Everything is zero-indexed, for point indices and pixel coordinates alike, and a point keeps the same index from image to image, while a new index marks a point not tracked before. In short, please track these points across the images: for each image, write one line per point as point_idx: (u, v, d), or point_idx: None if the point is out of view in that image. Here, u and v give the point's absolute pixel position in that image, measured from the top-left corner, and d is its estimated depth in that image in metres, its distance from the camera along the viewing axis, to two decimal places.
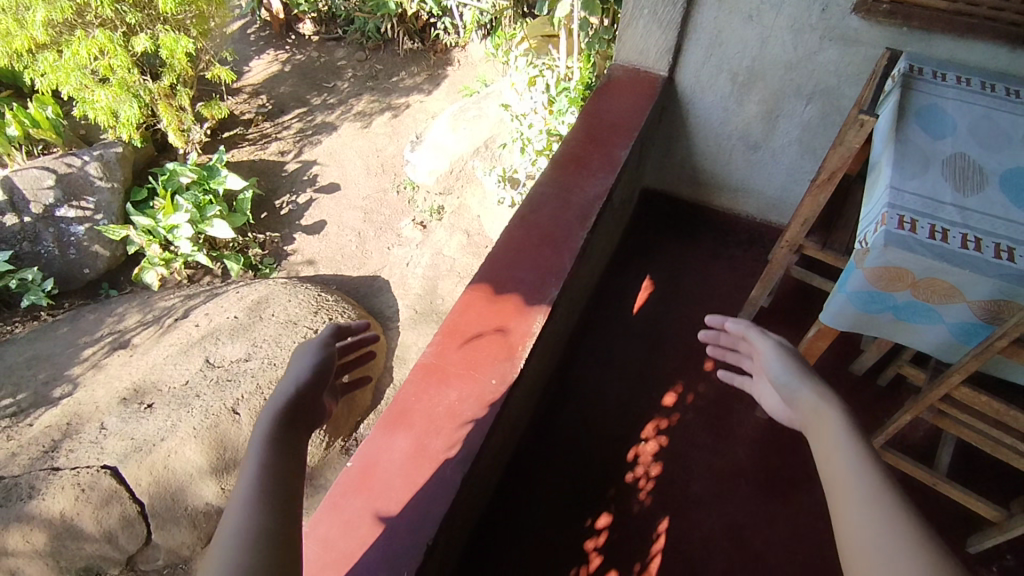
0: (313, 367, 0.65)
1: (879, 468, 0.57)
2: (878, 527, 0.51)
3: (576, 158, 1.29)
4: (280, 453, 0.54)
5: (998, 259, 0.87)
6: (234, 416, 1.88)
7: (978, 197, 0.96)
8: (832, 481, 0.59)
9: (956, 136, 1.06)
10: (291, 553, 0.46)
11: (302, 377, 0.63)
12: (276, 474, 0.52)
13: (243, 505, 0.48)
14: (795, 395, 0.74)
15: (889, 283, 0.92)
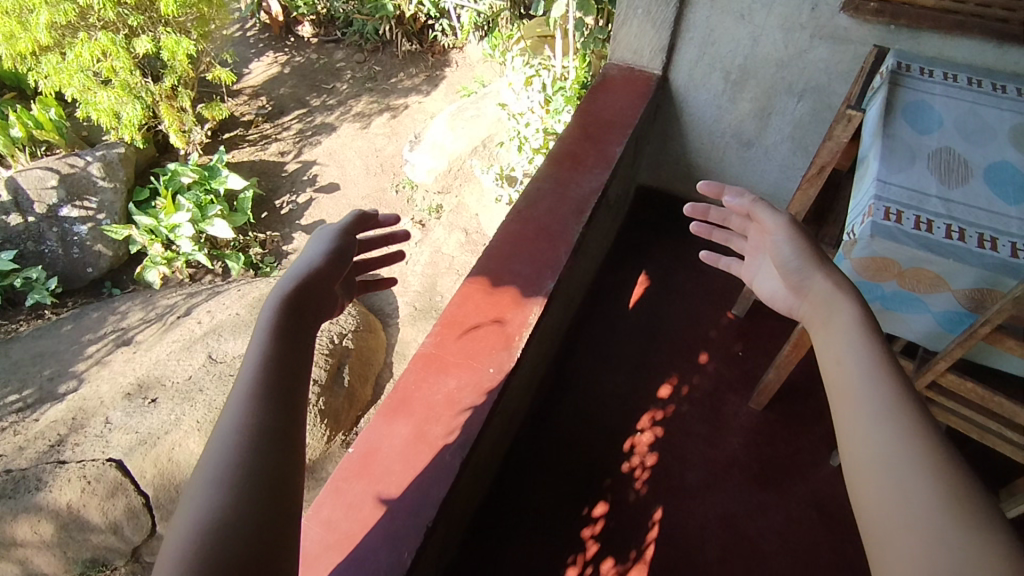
0: (328, 256, 0.66)
1: (888, 377, 0.60)
2: (882, 438, 0.55)
3: (572, 155, 1.31)
4: (286, 333, 0.56)
5: (981, 249, 0.89)
6: None
7: (963, 189, 0.98)
8: (842, 389, 0.62)
9: (941, 130, 1.09)
10: (290, 442, 0.49)
11: (316, 265, 0.64)
12: (282, 358, 0.54)
13: (245, 389, 0.51)
14: (806, 283, 0.78)
15: (876, 273, 0.94)
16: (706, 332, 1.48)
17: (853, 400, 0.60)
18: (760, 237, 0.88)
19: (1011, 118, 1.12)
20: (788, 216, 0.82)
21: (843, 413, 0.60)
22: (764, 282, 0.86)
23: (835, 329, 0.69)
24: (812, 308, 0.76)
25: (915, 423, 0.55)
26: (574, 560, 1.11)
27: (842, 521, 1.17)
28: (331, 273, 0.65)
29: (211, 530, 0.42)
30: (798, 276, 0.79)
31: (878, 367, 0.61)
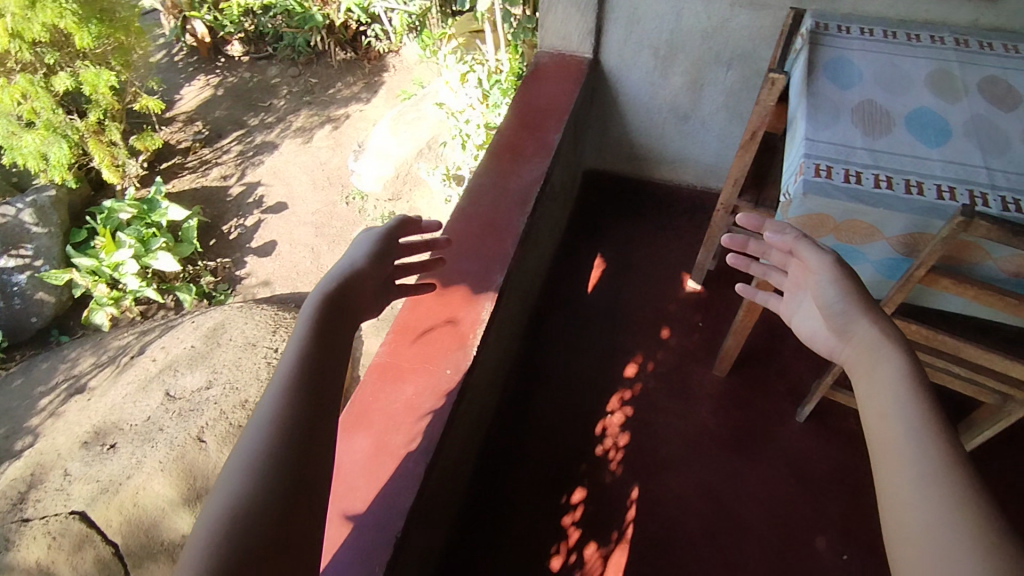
0: (367, 258, 0.68)
1: (938, 437, 0.51)
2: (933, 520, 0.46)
3: (511, 146, 1.30)
4: (325, 332, 0.57)
5: (909, 194, 0.91)
6: (201, 443, 1.82)
7: (887, 139, 1.01)
8: (884, 452, 0.54)
9: (862, 84, 1.12)
10: (318, 444, 0.50)
11: (356, 268, 0.66)
12: (317, 359, 0.55)
13: (284, 386, 0.52)
14: (851, 329, 0.69)
15: (814, 229, 0.97)
16: (665, 308, 1.49)
17: (897, 466, 0.51)
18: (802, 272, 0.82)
19: (926, 65, 1.15)
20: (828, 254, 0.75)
21: (885, 476, 0.52)
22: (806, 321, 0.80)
23: (882, 382, 0.60)
24: (857, 356, 0.67)
25: (961, 499, 0.46)
26: (558, 549, 1.11)
27: (814, 475, 1.20)
28: (369, 276, 0.66)
29: (236, 523, 0.44)
30: (839, 322, 0.71)
31: (925, 427, 0.53)
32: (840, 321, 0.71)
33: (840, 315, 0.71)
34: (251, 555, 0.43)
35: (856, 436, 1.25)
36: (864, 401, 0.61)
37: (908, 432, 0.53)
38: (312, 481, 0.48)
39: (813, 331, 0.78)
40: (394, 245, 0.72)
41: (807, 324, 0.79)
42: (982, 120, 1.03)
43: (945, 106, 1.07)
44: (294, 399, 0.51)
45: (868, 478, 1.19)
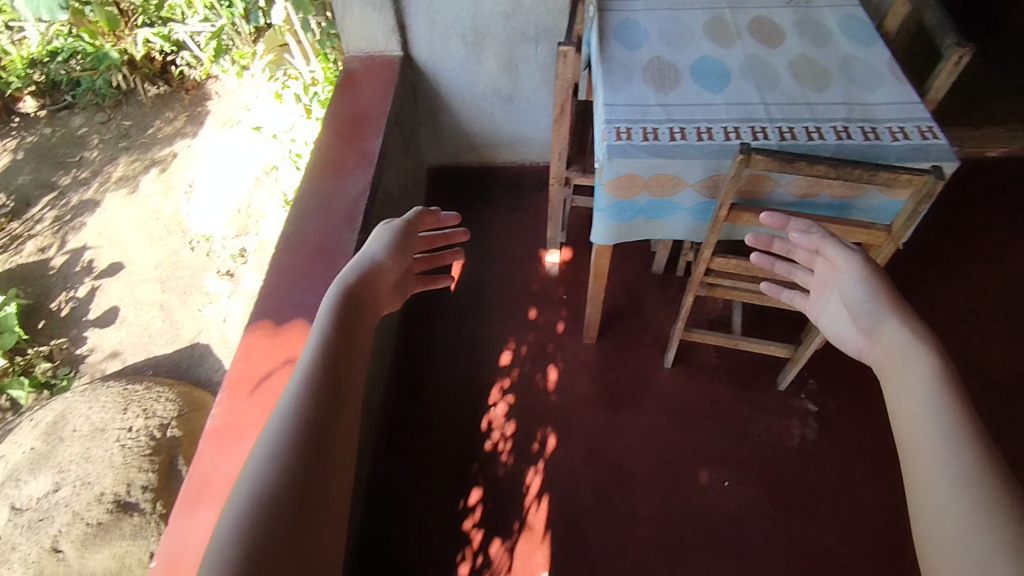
0: (388, 252, 0.70)
1: (972, 443, 0.51)
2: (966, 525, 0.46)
3: (331, 161, 1.25)
4: (345, 324, 0.58)
5: (700, 140, 0.97)
6: (58, 553, 1.36)
7: (676, 92, 1.06)
8: (917, 451, 0.54)
9: (649, 43, 1.17)
10: (338, 431, 0.49)
11: (380, 261, 0.68)
12: (342, 346, 0.55)
13: (310, 366, 0.52)
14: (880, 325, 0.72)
15: (627, 190, 1.00)
16: (529, 288, 1.51)
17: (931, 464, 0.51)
18: (828, 273, 0.87)
19: (703, 14, 1.23)
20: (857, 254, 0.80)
21: (922, 478, 0.52)
22: (832, 321, 0.85)
23: (908, 378, 0.61)
24: (889, 356, 0.68)
25: (995, 502, 0.46)
26: (464, 556, 1.10)
27: (688, 415, 1.27)
28: (387, 269, 0.68)
29: (264, 499, 0.42)
30: (866, 319, 0.75)
31: (951, 429, 0.53)
32: (866, 317, 0.74)
33: (866, 312, 0.74)
34: (280, 528, 0.41)
35: (719, 368, 1.34)
36: (897, 400, 0.61)
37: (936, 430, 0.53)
38: (335, 460, 0.47)
39: (841, 330, 0.82)
40: (412, 237, 0.76)
41: (834, 320, 0.84)
42: (754, 60, 1.12)
43: (722, 51, 1.14)
44: (318, 380, 0.51)
45: (735, 404, 1.28)
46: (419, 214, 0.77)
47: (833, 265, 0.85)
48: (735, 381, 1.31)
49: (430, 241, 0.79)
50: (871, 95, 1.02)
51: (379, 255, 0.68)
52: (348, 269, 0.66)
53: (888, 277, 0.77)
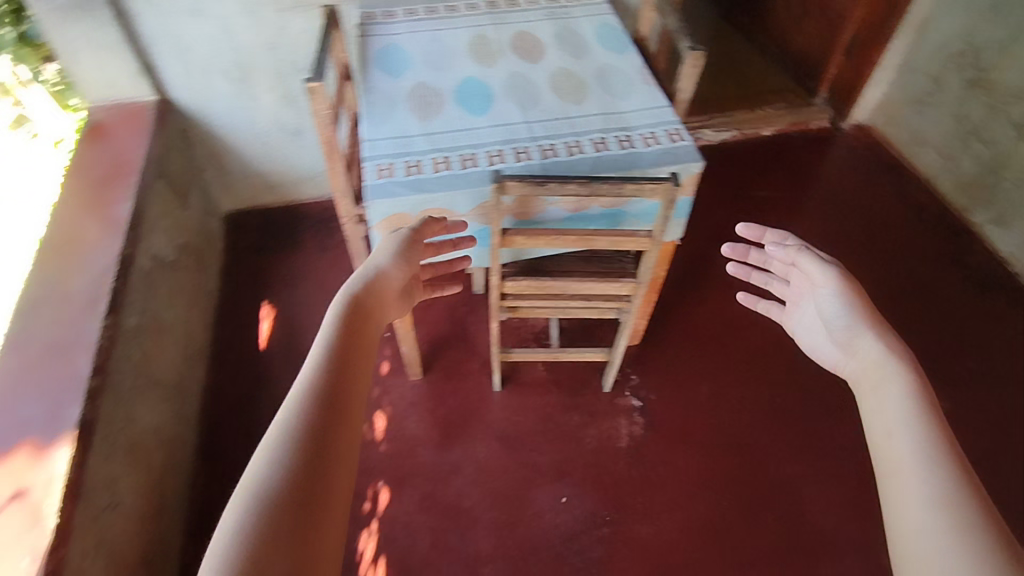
0: (394, 260, 0.69)
1: (948, 464, 0.49)
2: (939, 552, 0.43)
3: (68, 234, 1.08)
4: (350, 333, 0.55)
5: (465, 169, 0.94)
6: None
7: (439, 118, 1.02)
8: (891, 469, 0.52)
9: (412, 67, 1.13)
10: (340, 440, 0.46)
11: (388, 269, 0.67)
12: (349, 349, 0.53)
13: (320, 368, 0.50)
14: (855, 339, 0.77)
15: (399, 229, 0.95)
16: None
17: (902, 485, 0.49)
18: (807, 287, 0.90)
19: (465, 33, 1.21)
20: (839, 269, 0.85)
21: (894, 497, 0.50)
22: (807, 336, 0.88)
23: (880, 390, 0.60)
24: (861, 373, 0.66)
25: (977, 522, 0.44)
26: None
27: (520, 435, 1.26)
28: (395, 277, 0.67)
29: (276, 513, 0.40)
30: (846, 335, 0.79)
31: (930, 447, 0.50)
32: (847, 332, 0.79)
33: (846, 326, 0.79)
34: (285, 550, 0.38)
35: (546, 381, 1.34)
36: (866, 415, 0.59)
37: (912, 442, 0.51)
38: (343, 467, 0.45)
39: (820, 347, 0.85)
40: (416, 245, 0.74)
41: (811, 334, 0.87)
42: (517, 76, 1.11)
43: (484, 70, 1.12)
44: (326, 380, 0.48)
45: (565, 415, 1.29)
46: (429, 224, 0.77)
47: (809, 279, 0.90)
48: (563, 392, 1.32)
49: (436, 248, 0.79)
50: (624, 103, 1.05)
51: (386, 262, 0.67)
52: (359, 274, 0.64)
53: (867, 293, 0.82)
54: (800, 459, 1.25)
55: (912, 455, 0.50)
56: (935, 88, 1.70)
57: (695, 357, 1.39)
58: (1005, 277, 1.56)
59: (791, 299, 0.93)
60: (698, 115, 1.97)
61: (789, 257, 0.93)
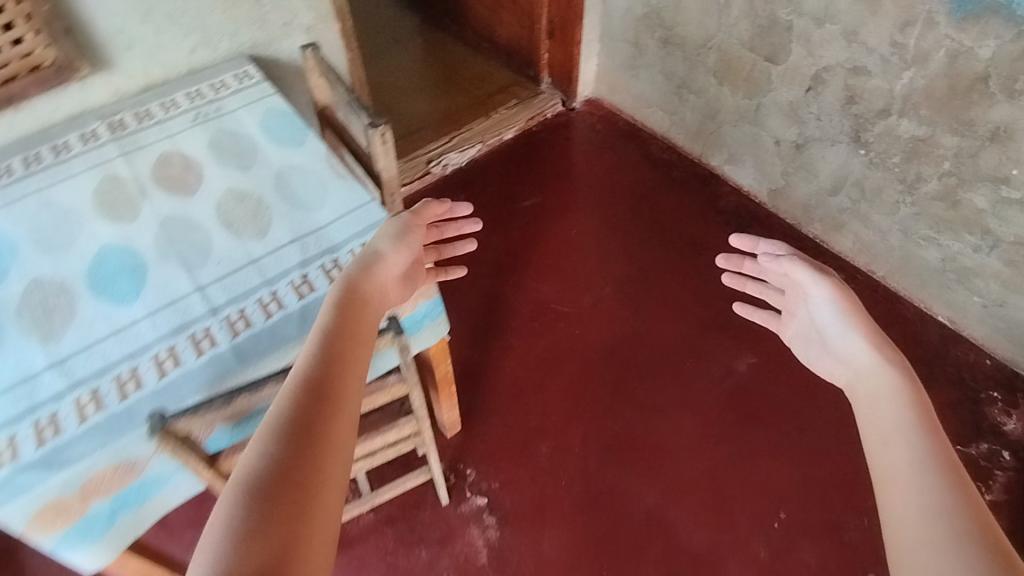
0: (395, 246, 0.76)
1: (946, 476, 0.53)
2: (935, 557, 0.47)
3: None
4: (353, 321, 0.63)
5: (125, 399, 0.68)
6: None
7: (73, 329, 0.74)
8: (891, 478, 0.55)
9: (19, 258, 0.81)
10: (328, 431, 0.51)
11: (387, 253, 0.75)
12: (337, 340, 0.59)
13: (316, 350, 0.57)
14: (849, 347, 0.74)
15: (62, 513, 0.66)
16: None
17: (904, 488, 0.53)
18: (800, 295, 0.86)
19: (88, 179, 0.91)
20: (828, 276, 0.81)
21: (894, 501, 0.53)
22: (805, 348, 0.83)
23: (873, 398, 0.65)
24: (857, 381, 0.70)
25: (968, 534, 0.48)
26: None
27: None
28: (398, 262, 0.75)
29: (252, 500, 0.45)
30: (841, 324, 0.76)
31: (931, 458, 0.54)
32: (842, 339, 0.75)
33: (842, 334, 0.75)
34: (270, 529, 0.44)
35: (375, 525, 1.13)
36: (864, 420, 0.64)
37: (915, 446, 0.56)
38: (335, 429, 0.51)
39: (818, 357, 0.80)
40: (416, 223, 0.81)
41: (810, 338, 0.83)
42: (172, 221, 0.86)
43: (126, 229, 0.85)
44: (313, 367, 0.55)
45: (410, 556, 1.10)
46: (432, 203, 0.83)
47: (801, 288, 0.86)
48: (398, 529, 1.13)
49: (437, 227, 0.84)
50: (317, 215, 0.86)
51: (385, 247, 0.74)
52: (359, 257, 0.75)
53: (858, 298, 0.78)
54: (669, 441, 1.23)
55: (920, 466, 0.54)
56: (637, 52, 1.72)
57: (522, 415, 1.27)
58: (756, 209, 1.64)
59: (782, 305, 0.90)
60: (437, 141, 1.82)
61: (779, 268, 0.88)
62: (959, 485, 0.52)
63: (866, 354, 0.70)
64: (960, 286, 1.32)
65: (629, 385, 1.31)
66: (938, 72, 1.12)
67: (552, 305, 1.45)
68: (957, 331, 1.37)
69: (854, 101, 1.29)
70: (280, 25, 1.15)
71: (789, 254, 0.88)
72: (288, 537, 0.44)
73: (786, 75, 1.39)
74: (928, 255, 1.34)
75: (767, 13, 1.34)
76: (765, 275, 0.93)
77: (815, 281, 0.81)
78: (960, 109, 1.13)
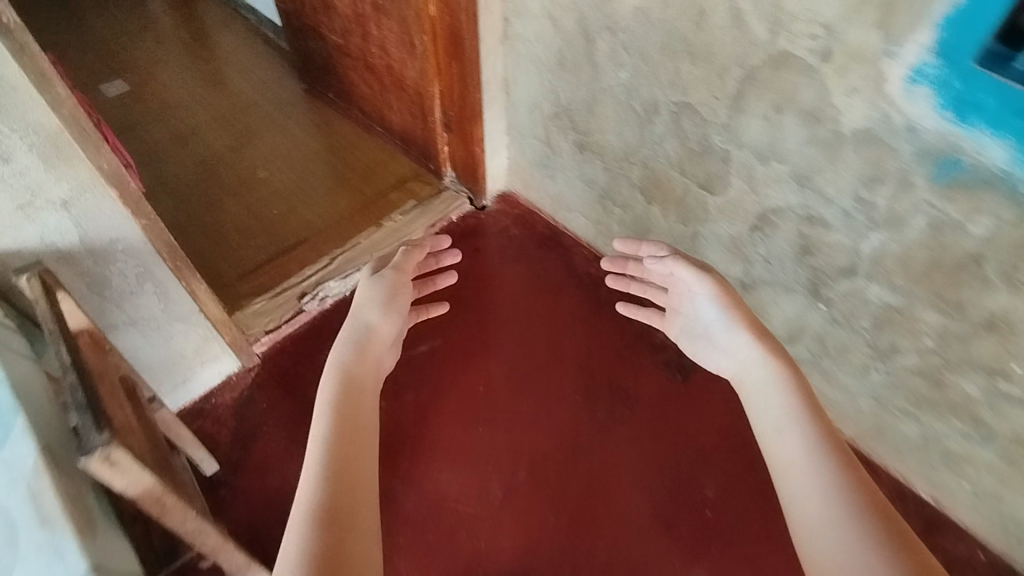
0: (381, 315, 1.03)
1: (812, 415, 0.75)
2: (820, 491, 0.67)
3: None
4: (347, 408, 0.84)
5: None
6: None
7: None
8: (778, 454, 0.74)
9: None
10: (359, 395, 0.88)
11: (376, 324, 1.01)
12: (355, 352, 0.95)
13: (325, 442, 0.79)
14: (703, 305, 0.97)
15: None
16: None
17: (787, 415, 0.76)
18: (686, 292, 1.01)
19: None
20: (709, 276, 0.95)
21: (789, 448, 0.73)
22: (690, 341, 1.01)
23: (763, 391, 0.81)
24: (740, 370, 0.87)
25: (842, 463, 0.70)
26: None
27: None
28: (386, 331, 1.02)
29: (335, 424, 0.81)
30: (729, 334, 0.91)
31: (823, 438, 0.72)
32: (725, 333, 0.92)
33: (725, 331, 0.92)
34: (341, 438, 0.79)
35: None
36: (756, 407, 0.81)
37: (797, 451, 0.72)
38: (363, 400, 0.87)
39: (712, 357, 0.95)
40: (396, 284, 1.08)
41: (710, 351, 0.96)
42: None
43: None
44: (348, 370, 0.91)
45: None
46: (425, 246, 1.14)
47: (685, 284, 1.00)
48: None
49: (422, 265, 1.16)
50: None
51: (371, 318, 1.01)
52: (348, 334, 0.99)
53: (736, 294, 0.94)
54: (641, 522, 1.13)
55: (809, 456, 0.71)
56: (550, 152, 1.42)
57: None
58: None
59: (667, 304, 1.07)
60: (313, 263, 1.47)
61: (662, 264, 1.03)
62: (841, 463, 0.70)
63: (750, 348, 0.86)
64: (946, 468, 1.07)
65: (595, 448, 1.21)
66: (917, 241, 0.86)
67: (449, 505, 1.15)
68: (943, 513, 1.13)
69: (809, 252, 1.02)
70: (14, 209, 0.81)
71: (672, 253, 1.02)
72: (347, 435, 0.80)
73: (725, 208, 1.11)
74: (907, 430, 1.08)
75: (698, 137, 1.06)
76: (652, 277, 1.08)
77: (699, 275, 0.97)
78: (947, 289, 0.87)
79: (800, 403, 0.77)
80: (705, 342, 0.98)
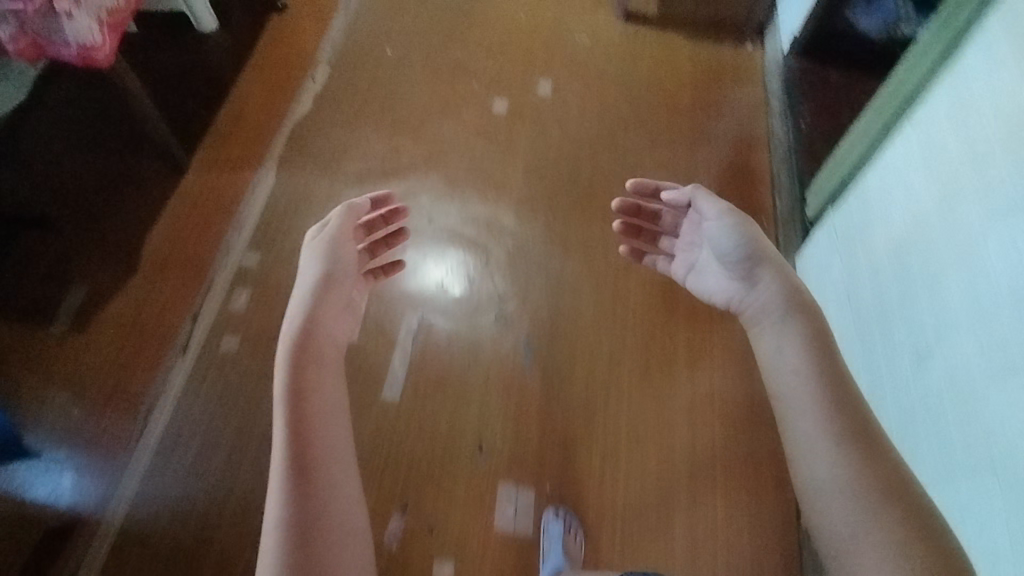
0: (325, 265, 0.99)
1: (826, 389, 0.80)
2: (833, 471, 0.73)
3: None
4: (307, 357, 0.87)
5: None
6: None
7: None
8: (787, 415, 0.82)
9: None
10: (319, 346, 0.89)
11: (327, 273, 0.98)
12: (311, 294, 0.95)
13: (287, 411, 0.80)
14: (752, 264, 0.96)
15: None
16: None
17: (797, 401, 0.81)
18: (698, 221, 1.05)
19: None
20: (728, 209, 0.98)
21: (796, 439, 0.79)
22: (698, 284, 1.08)
23: (777, 343, 0.89)
24: (760, 303, 0.94)
25: (866, 446, 0.73)
26: None
27: None
28: (333, 285, 0.97)
29: (296, 361, 0.85)
30: (741, 273, 0.97)
31: (818, 391, 0.80)
32: (746, 271, 0.96)
33: (742, 264, 0.96)
34: (305, 373, 0.84)
35: None
36: (770, 369, 0.89)
37: (805, 387, 0.81)
38: (325, 329, 0.92)
39: (708, 280, 1.05)
40: (337, 229, 1.04)
41: (701, 280, 1.06)
42: None
43: None
44: (305, 314, 0.92)
45: None
46: (360, 207, 1.06)
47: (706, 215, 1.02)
48: None
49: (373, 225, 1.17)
50: None
51: (318, 266, 0.99)
52: (300, 293, 0.96)
53: None
54: None
55: (827, 430, 0.76)
56: None
57: None
58: None
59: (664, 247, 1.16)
60: None
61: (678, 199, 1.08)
62: (841, 386, 0.80)
63: (772, 287, 0.93)
64: None
65: None
66: None
67: None
68: None
69: None
70: None
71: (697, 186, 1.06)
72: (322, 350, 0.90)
73: None
74: None
75: None
76: (666, 222, 1.15)
77: (714, 209, 1.00)
78: None
79: (807, 346, 0.87)
80: (707, 275, 1.06)
